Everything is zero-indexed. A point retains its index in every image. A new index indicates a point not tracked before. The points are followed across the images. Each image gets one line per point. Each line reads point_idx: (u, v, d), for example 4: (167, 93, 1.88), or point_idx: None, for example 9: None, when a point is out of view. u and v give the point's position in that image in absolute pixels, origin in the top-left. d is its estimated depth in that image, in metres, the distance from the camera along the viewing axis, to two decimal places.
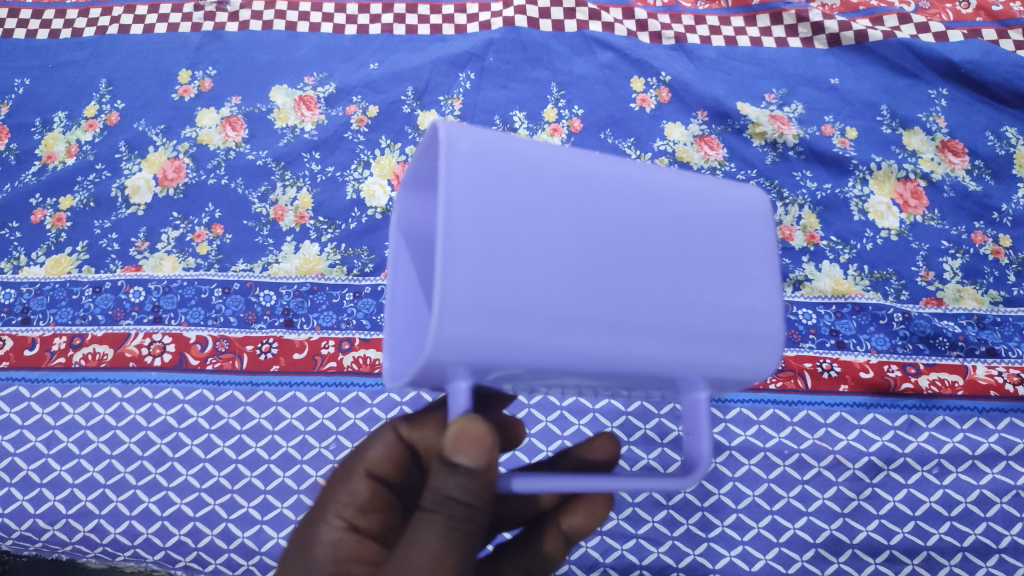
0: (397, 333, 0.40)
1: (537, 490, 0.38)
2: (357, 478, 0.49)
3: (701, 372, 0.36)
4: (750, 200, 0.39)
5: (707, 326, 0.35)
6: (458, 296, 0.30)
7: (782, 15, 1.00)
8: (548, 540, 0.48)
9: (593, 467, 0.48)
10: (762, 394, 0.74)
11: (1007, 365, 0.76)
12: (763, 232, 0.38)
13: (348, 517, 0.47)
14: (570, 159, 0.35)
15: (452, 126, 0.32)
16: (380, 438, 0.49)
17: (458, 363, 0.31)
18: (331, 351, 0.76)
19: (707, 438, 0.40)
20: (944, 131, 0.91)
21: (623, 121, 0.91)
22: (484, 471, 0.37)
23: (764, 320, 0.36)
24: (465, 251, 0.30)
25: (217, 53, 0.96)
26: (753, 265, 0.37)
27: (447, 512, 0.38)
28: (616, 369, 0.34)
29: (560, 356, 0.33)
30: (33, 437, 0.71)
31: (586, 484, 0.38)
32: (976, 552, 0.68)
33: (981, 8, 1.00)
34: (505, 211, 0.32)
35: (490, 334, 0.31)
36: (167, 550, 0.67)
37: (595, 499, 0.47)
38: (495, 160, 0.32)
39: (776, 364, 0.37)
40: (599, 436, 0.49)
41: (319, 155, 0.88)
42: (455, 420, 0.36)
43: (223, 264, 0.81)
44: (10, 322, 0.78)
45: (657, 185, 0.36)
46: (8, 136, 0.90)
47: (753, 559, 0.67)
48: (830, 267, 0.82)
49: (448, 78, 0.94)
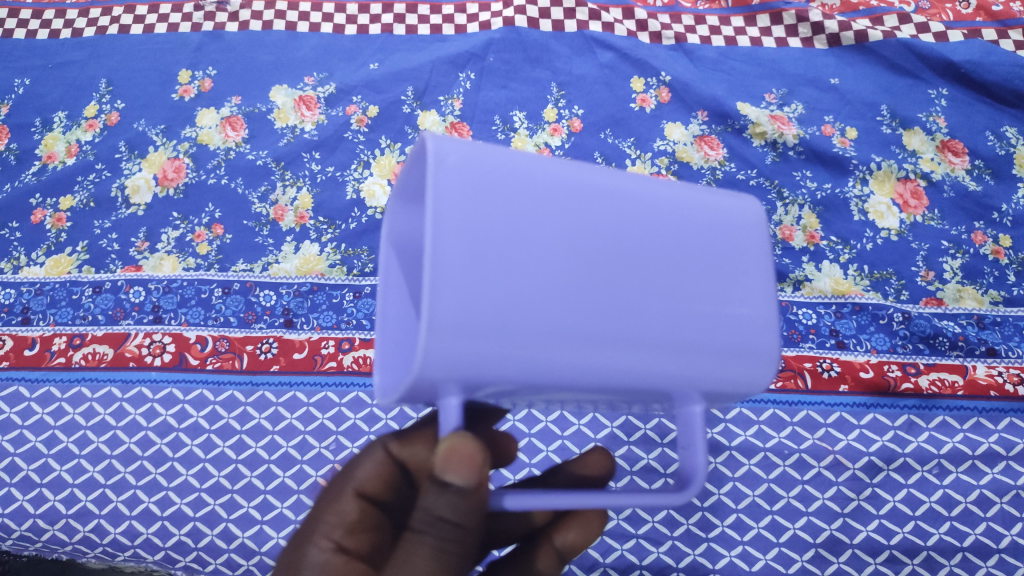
0: (389, 346, 0.40)
1: (530, 507, 0.38)
2: (346, 498, 0.48)
3: (695, 385, 0.36)
4: (744, 210, 0.39)
5: (701, 339, 0.35)
6: (446, 314, 0.30)
7: (782, 15, 1.00)
8: (541, 558, 0.47)
9: (586, 483, 0.47)
10: (762, 393, 0.74)
11: (1008, 365, 0.76)
12: (757, 243, 0.38)
13: (335, 538, 0.47)
14: (561, 171, 0.35)
15: (439, 139, 0.32)
16: (369, 457, 0.49)
17: (448, 379, 0.31)
18: (331, 350, 0.76)
19: (702, 453, 0.40)
20: (944, 131, 0.91)
21: (623, 121, 0.91)
22: (475, 491, 0.37)
23: (758, 332, 0.36)
24: (454, 266, 0.30)
25: (217, 53, 0.96)
26: (747, 277, 0.37)
27: (437, 532, 0.38)
28: (609, 384, 0.34)
29: (551, 372, 0.33)
30: (33, 437, 0.71)
31: (578, 501, 0.38)
32: (976, 552, 0.68)
33: (981, 8, 1.00)
34: (494, 225, 0.32)
35: (480, 351, 0.31)
36: (167, 550, 0.67)
37: (588, 516, 0.47)
38: (484, 174, 0.32)
39: (771, 377, 0.37)
40: (592, 451, 0.48)
41: (319, 155, 0.88)
42: (445, 437, 0.36)
43: (224, 263, 0.81)
44: (10, 322, 0.78)
45: (650, 197, 0.36)
46: (8, 136, 0.90)
47: (753, 559, 0.67)
48: (830, 267, 0.82)
49: (448, 78, 0.94)
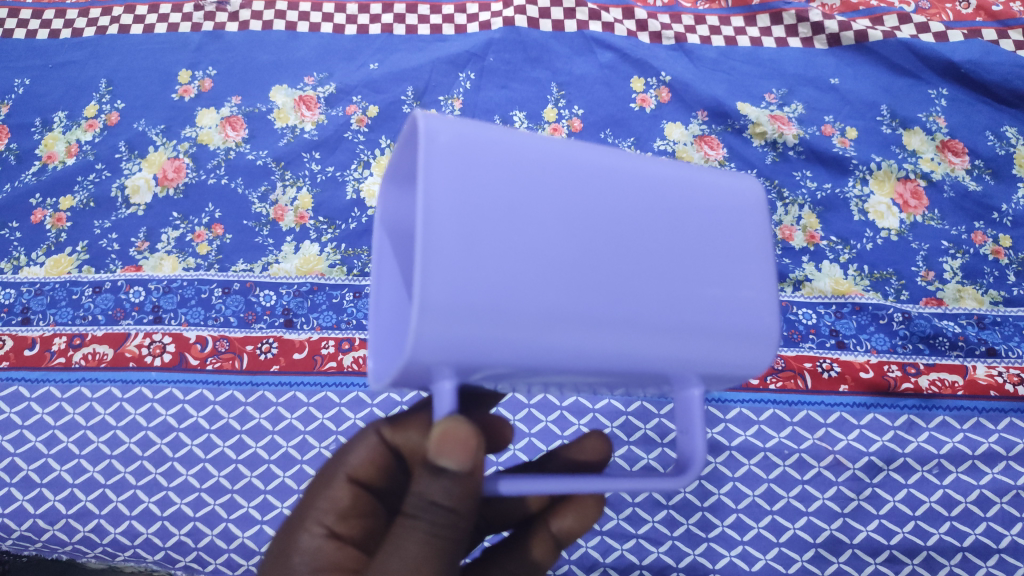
0: (381, 332, 0.40)
1: (525, 492, 0.37)
2: (338, 483, 0.48)
3: (694, 368, 0.36)
4: (743, 189, 0.39)
5: (701, 321, 0.35)
6: (438, 295, 0.30)
7: (782, 15, 1.00)
8: (536, 545, 0.47)
9: (582, 468, 0.47)
10: (762, 394, 0.74)
11: (1008, 365, 0.76)
12: (756, 224, 0.38)
13: (327, 524, 0.47)
14: (556, 151, 0.34)
15: (431, 118, 0.32)
16: (363, 442, 0.48)
17: (441, 363, 0.31)
18: (331, 351, 0.76)
19: (701, 438, 0.40)
20: (944, 131, 0.91)
21: (623, 121, 0.91)
22: (469, 475, 0.37)
23: (757, 315, 0.36)
24: (446, 248, 0.30)
25: (217, 53, 0.96)
26: (747, 258, 0.37)
27: (430, 517, 0.38)
28: (607, 367, 0.34)
29: (546, 355, 0.33)
30: (33, 437, 0.71)
31: (574, 485, 0.37)
32: (976, 552, 0.68)
33: (981, 8, 1.00)
34: (488, 206, 0.32)
35: (474, 333, 0.31)
36: (167, 550, 0.67)
37: (585, 502, 0.47)
38: (477, 154, 0.32)
39: (771, 359, 0.37)
40: (588, 436, 0.48)
41: (319, 155, 0.88)
42: (440, 422, 0.36)
43: (224, 263, 0.81)
44: (10, 322, 0.78)
45: (649, 177, 0.36)
46: (8, 136, 0.90)
47: (753, 559, 0.67)
48: (830, 267, 0.82)
49: (448, 78, 0.94)
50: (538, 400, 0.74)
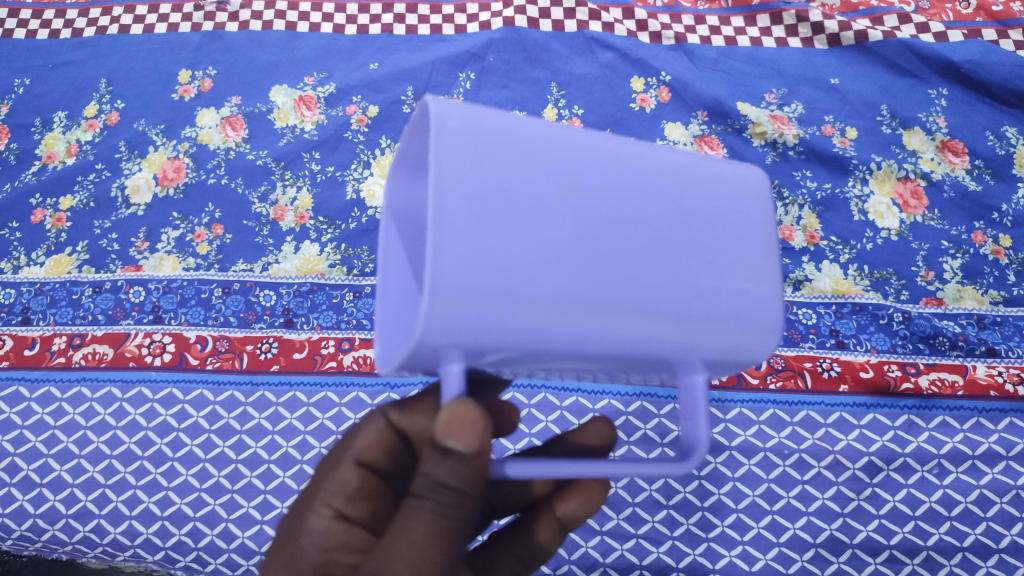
0: (388, 317, 0.41)
1: (531, 476, 0.37)
2: (346, 466, 0.48)
3: (699, 355, 0.36)
4: (749, 178, 0.39)
5: (706, 308, 0.35)
6: (448, 277, 0.30)
7: (782, 15, 1.00)
8: (541, 529, 0.47)
9: (586, 452, 0.48)
10: (762, 394, 0.74)
11: (1008, 365, 0.76)
12: (760, 212, 0.38)
13: (336, 505, 0.47)
14: (562, 137, 0.35)
15: (441, 103, 0.32)
16: (369, 425, 0.49)
17: (450, 347, 0.31)
18: (331, 351, 0.76)
19: (705, 424, 0.40)
20: (944, 131, 0.91)
21: (623, 122, 0.92)
22: (476, 456, 0.37)
23: (760, 301, 0.36)
24: (455, 232, 0.30)
25: (217, 53, 0.96)
26: (752, 245, 0.37)
27: (436, 497, 0.38)
28: (613, 353, 0.34)
29: (552, 339, 0.33)
30: (33, 437, 0.71)
31: (582, 469, 0.37)
32: (976, 552, 0.68)
33: (981, 8, 1.00)
34: (495, 190, 0.32)
35: (482, 316, 0.31)
36: (167, 550, 0.67)
37: (590, 486, 0.47)
38: (486, 140, 0.32)
39: (774, 347, 0.37)
40: (593, 421, 0.48)
41: (319, 155, 0.88)
42: (447, 404, 0.36)
43: (223, 264, 0.81)
44: (10, 322, 0.78)
45: (654, 164, 0.36)
46: (8, 136, 0.90)
47: (753, 559, 0.67)
48: (830, 267, 0.82)
49: (448, 78, 0.94)
50: (539, 399, 0.74)
